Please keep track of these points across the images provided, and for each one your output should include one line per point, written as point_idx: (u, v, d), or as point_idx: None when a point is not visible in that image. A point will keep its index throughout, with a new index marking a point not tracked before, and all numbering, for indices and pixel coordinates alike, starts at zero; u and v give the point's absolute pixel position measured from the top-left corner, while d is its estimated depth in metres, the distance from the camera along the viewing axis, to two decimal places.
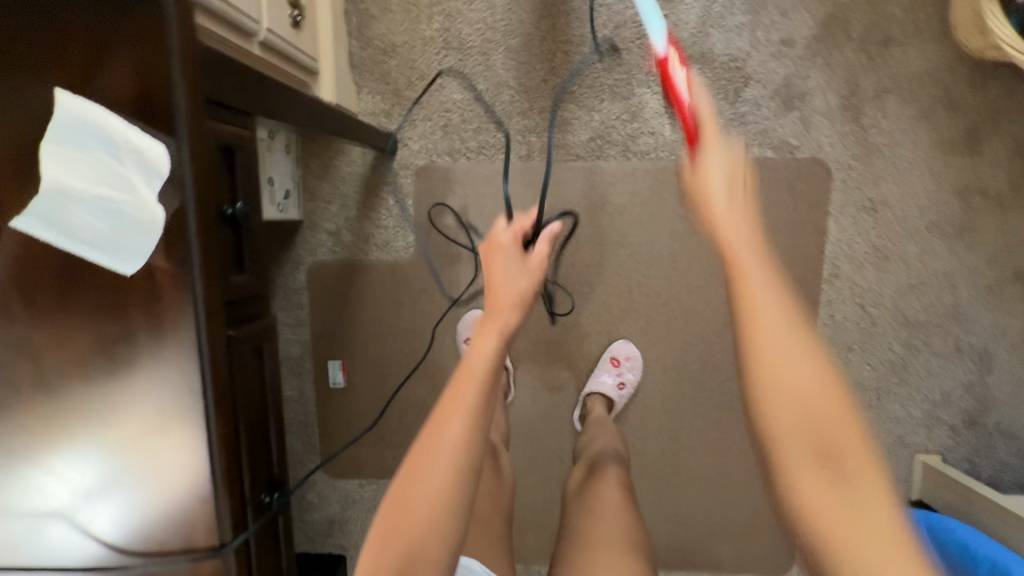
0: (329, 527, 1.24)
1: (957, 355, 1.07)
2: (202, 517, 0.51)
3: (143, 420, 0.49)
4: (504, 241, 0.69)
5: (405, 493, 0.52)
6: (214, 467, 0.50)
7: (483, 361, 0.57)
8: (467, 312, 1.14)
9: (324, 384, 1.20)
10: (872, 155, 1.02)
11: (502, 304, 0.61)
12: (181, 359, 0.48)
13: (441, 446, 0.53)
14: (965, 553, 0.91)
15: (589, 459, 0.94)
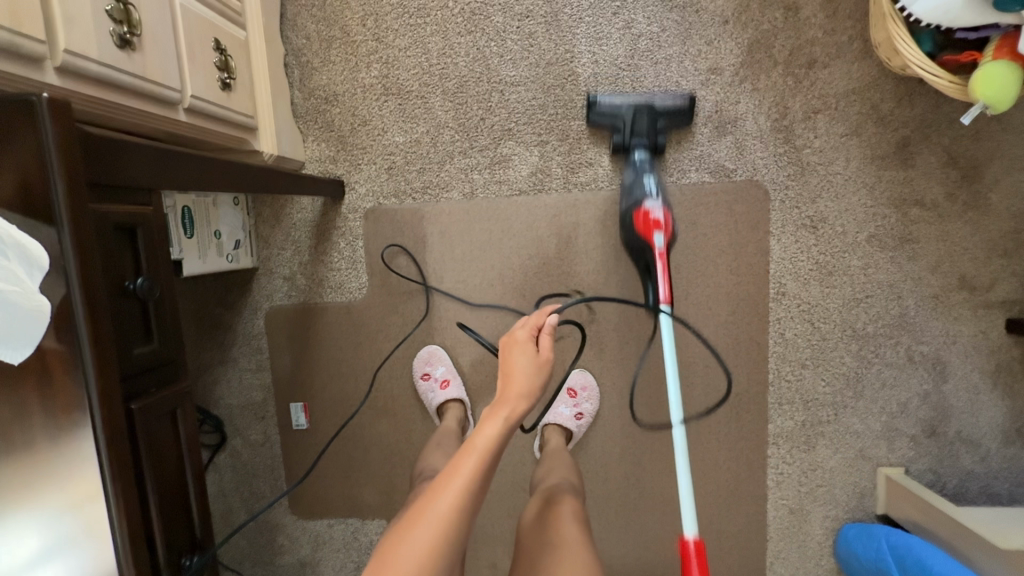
0: (302, 568, 1.26)
1: (910, 365, 1.07)
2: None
3: (50, 505, 0.52)
4: (520, 338, 0.72)
5: (392, 552, 0.57)
6: (116, 539, 0.52)
7: (484, 443, 0.63)
8: (423, 349, 1.15)
9: (288, 427, 1.21)
10: (806, 174, 1.03)
11: (511, 396, 0.67)
12: (78, 437, 0.50)
13: (431, 515, 0.59)
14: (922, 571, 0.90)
15: (543, 491, 0.90)
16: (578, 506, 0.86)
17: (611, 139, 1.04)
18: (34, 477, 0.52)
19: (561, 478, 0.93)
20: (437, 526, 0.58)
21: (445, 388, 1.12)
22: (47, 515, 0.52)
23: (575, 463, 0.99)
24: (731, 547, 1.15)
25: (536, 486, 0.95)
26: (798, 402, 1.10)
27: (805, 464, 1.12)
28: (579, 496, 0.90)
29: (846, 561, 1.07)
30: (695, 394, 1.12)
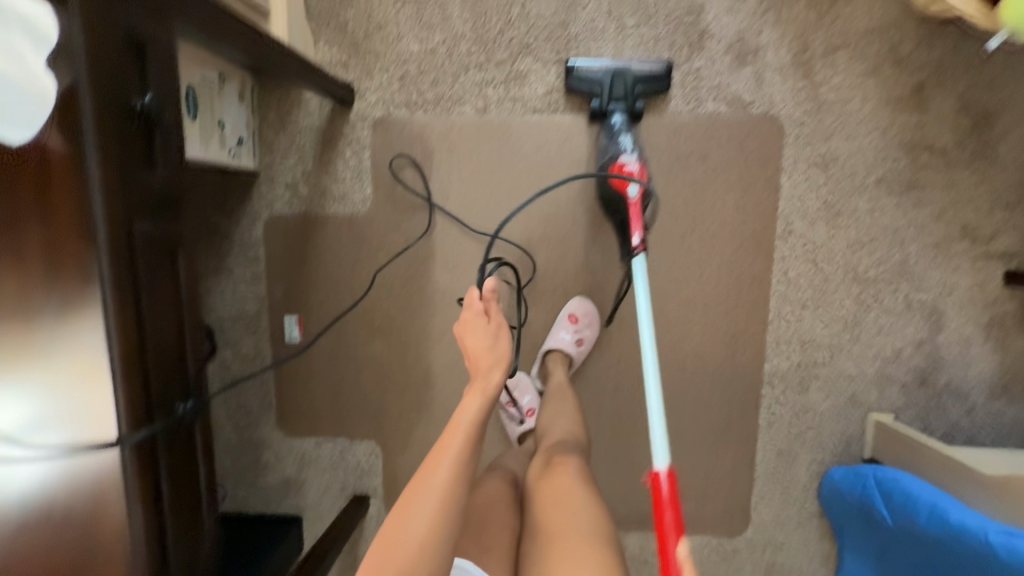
0: (285, 488, 1.24)
1: (908, 313, 1.07)
2: (104, 404, 0.51)
3: (46, 322, 0.50)
4: (473, 314, 0.77)
5: (400, 522, 0.63)
6: (112, 356, 0.50)
7: (469, 416, 0.70)
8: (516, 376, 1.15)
9: (280, 341, 1.19)
10: (823, 112, 1.02)
11: (483, 367, 0.74)
12: (77, 239, 0.48)
13: (430, 485, 0.65)
14: (908, 500, 0.92)
15: (546, 450, 0.89)
16: (582, 463, 0.85)
17: (589, 104, 1.04)
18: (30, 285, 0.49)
19: (566, 434, 0.91)
20: (436, 503, 0.64)
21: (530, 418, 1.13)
22: (39, 330, 0.50)
23: (578, 410, 0.97)
24: (717, 487, 1.16)
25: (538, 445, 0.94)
26: (794, 342, 1.10)
27: (796, 407, 1.12)
28: (582, 451, 0.88)
29: (835, 502, 1.09)
30: (696, 331, 1.11)
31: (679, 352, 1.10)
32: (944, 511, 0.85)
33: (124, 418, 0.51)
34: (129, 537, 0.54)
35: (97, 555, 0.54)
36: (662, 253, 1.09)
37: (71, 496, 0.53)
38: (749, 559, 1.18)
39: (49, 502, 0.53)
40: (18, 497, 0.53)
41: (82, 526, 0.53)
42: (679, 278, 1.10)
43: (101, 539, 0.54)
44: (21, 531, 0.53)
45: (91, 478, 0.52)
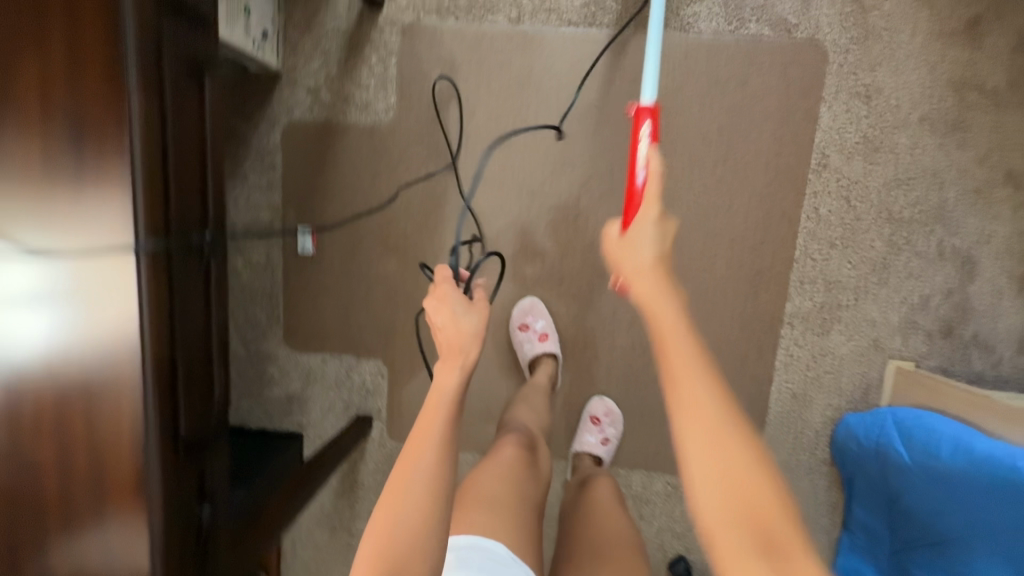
0: (288, 404, 1.22)
1: (939, 259, 1.04)
2: (120, 207, 0.53)
3: (70, 125, 0.52)
4: (445, 286, 0.66)
5: (387, 518, 0.58)
6: (133, 157, 0.52)
7: (445, 399, 0.62)
8: (524, 300, 1.13)
9: (293, 253, 1.16)
10: (870, 40, 0.99)
11: (459, 345, 0.63)
12: (104, 34, 0.50)
13: (413, 479, 0.59)
14: (928, 437, 0.91)
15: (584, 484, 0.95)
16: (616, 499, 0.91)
17: None
18: (49, 103, 0.52)
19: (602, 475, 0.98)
20: (421, 500, 0.58)
21: (544, 341, 1.10)
22: (57, 151, 0.53)
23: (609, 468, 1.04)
24: None
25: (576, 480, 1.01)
26: (819, 282, 1.08)
27: (815, 349, 1.10)
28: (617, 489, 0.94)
29: (846, 450, 1.06)
30: (719, 265, 1.08)
31: (703, 286, 1.09)
32: (969, 443, 0.85)
33: (141, 223, 0.53)
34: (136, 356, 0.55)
35: (108, 375, 0.56)
36: (691, 182, 1.06)
37: (85, 316, 0.56)
38: None
39: (65, 324, 0.56)
40: (36, 322, 0.56)
41: (100, 340, 0.56)
42: (706, 209, 1.07)
43: (113, 360, 0.56)
44: (38, 354, 0.57)
45: (109, 284, 0.54)
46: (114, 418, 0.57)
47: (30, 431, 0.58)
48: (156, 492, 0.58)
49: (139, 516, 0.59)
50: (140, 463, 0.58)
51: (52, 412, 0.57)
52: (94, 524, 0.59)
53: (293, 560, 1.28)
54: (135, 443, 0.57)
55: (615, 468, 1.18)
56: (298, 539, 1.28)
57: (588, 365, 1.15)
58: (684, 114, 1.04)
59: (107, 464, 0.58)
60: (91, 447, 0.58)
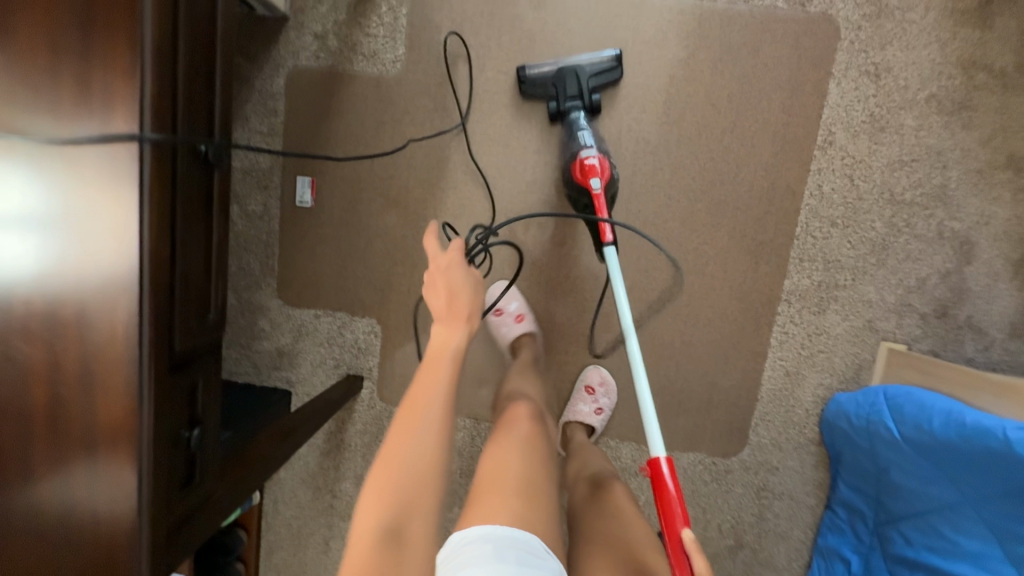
0: (278, 358, 1.20)
1: (938, 241, 1.05)
2: (125, 100, 0.53)
3: (76, 19, 0.53)
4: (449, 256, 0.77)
5: (400, 443, 0.60)
6: (144, 43, 0.52)
7: (453, 346, 0.70)
8: (495, 285, 1.14)
9: (290, 203, 1.14)
10: (883, 17, 1.00)
11: (464, 303, 0.74)
12: None
13: (427, 410, 0.63)
14: (921, 412, 0.91)
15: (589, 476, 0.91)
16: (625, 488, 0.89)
17: None
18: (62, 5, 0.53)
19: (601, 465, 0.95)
20: (436, 429, 0.62)
21: (519, 322, 1.11)
22: (67, 52, 0.53)
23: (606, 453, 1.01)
24: (720, 402, 1.14)
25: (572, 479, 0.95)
26: (818, 261, 1.08)
27: (810, 328, 1.10)
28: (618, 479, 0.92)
29: (836, 428, 1.07)
30: (720, 237, 1.08)
31: (703, 257, 1.09)
32: (961, 414, 0.85)
33: (147, 117, 0.53)
34: (133, 259, 0.55)
35: (104, 275, 0.56)
36: (696, 152, 1.06)
37: (85, 221, 0.56)
38: (740, 480, 1.15)
39: (64, 230, 0.56)
40: (38, 229, 0.57)
41: (97, 240, 0.56)
42: (711, 178, 1.07)
43: (111, 264, 0.55)
44: (38, 261, 0.57)
45: (110, 179, 0.54)
46: (107, 325, 0.56)
47: (26, 337, 0.58)
48: (145, 402, 0.58)
49: (127, 427, 0.58)
50: (130, 371, 0.57)
51: (47, 319, 0.58)
52: (84, 434, 0.60)
53: (276, 517, 1.27)
54: (127, 353, 0.57)
55: (605, 438, 1.18)
56: (282, 497, 1.27)
57: (585, 331, 1.15)
58: (693, 82, 1.04)
59: (98, 372, 0.58)
60: (83, 355, 0.58)
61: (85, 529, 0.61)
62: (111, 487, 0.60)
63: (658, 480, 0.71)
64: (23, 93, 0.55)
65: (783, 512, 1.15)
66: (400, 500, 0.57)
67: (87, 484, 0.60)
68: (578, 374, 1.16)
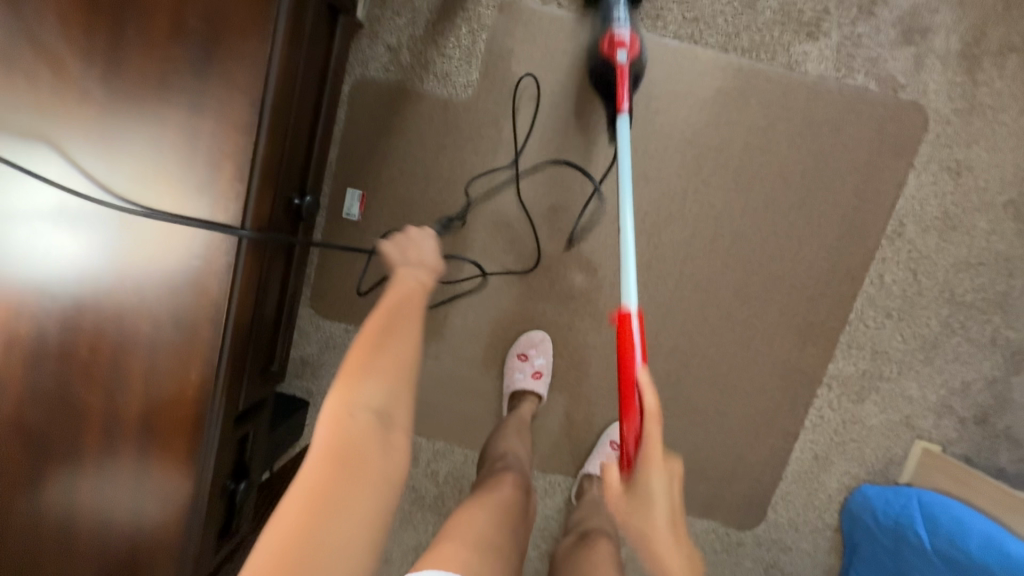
0: (300, 367, 1.17)
1: (990, 347, 1.03)
2: (231, 184, 0.57)
3: (191, 98, 0.56)
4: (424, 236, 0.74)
5: (382, 326, 0.61)
6: (259, 139, 0.57)
7: (426, 258, 0.71)
8: (533, 331, 1.11)
9: (337, 212, 1.09)
10: (974, 115, 0.97)
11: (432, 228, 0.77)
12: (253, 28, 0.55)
13: (407, 303, 0.64)
14: (958, 527, 0.89)
15: (582, 529, 0.91)
16: (613, 547, 0.85)
17: None
18: (180, 54, 0.55)
19: (602, 523, 0.92)
20: (418, 324, 0.63)
21: (536, 379, 1.09)
22: (180, 103, 0.56)
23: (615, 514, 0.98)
24: (743, 475, 1.11)
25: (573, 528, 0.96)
26: (866, 350, 1.06)
27: (846, 416, 1.08)
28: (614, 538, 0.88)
29: (858, 518, 1.06)
30: (770, 311, 1.06)
31: (750, 329, 1.07)
32: (1003, 541, 0.84)
33: (256, 175, 0.57)
34: (222, 298, 0.59)
35: (182, 335, 0.59)
36: (760, 222, 1.03)
37: (170, 255, 0.58)
38: (750, 554, 1.14)
39: (142, 276, 0.59)
40: (121, 253, 0.59)
41: (180, 303, 0.59)
42: (771, 251, 1.04)
43: (195, 302, 0.59)
44: (111, 288, 0.59)
45: (202, 250, 0.58)
46: (180, 372, 0.60)
47: (92, 358, 0.60)
48: (209, 441, 0.61)
49: (188, 454, 0.61)
50: (196, 415, 0.61)
51: (116, 342, 0.60)
52: (136, 460, 0.62)
53: None
54: (203, 386, 0.60)
55: None
56: None
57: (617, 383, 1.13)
58: (768, 151, 1.01)
59: (160, 422, 0.61)
60: (150, 382, 0.60)
61: (125, 542, 0.64)
62: (157, 526, 0.63)
63: (623, 327, 0.75)
64: (123, 151, 0.57)
65: None
66: (383, 379, 0.57)
67: (130, 509, 0.63)
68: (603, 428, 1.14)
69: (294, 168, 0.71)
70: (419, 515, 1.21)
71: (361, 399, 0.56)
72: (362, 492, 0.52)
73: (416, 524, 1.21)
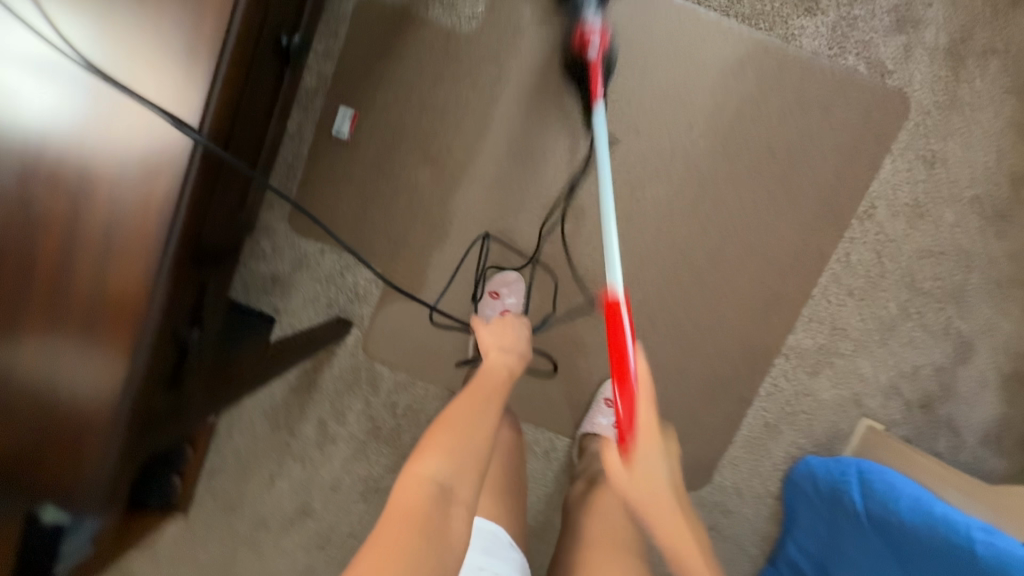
0: (270, 284, 1.16)
1: (942, 336, 1.08)
2: (216, 18, 0.60)
3: None
4: (512, 323, 0.94)
5: (459, 415, 0.72)
6: None
7: (504, 362, 0.84)
8: (496, 273, 1.12)
9: (327, 131, 1.10)
10: (953, 110, 1.02)
11: (513, 321, 0.94)
12: None
13: (485, 398, 0.76)
14: (890, 493, 0.92)
15: (589, 475, 0.98)
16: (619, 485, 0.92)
17: None
18: None
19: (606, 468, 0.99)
20: (491, 415, 0.73)
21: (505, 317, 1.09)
22: None
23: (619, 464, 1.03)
24: (694, 436, 1.14)
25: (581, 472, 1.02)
26: (826, 325, 1.09)
27: (800, 387, 1.11)
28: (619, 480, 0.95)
29: (800, 487, 1.09)
30: (739, 278, 1.09)
31: (718, 295, 1.09)
32: (930, 503, 0.87)
33: (240, 14, 0.60)
34: (184, 158, 0.60)
35: (147, 168, 0.60)
36: (740, 190, 1.06)
37: (144, 91, 0.59)
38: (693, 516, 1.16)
39: (113, 111, 0.59)
40: (83, 116, 0.59)
41: (150, 136, 0.60)
42: (747, 220, 1.07)
43: (165, 138, 0.60)
44: (79, 122, 0.59)
45: (178, 85, 0.60)
46: (139, 207, 0.60)
47: (38, 219, 0.59)
48: (160, 282, 0.60)
49: (135, 315, 0.60)
50: (152, 252, 0.60)
51: (68, 204, 0.59)
52: (80, 303, 0.60)
53: (225, 442, 1.23)
54: (160, 222, 0.60)
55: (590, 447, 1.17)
56: (237, 423, 1.23)
57: (584, 336, 1.15)
58: (757, 121, 1.04)
59: (114, 259, 0.60)
60: (104, 232, 0.59)
61: (60, 394, 0.60)
62: (95, 373, 0.60)
63: (614, 318, 0.73)
64: None
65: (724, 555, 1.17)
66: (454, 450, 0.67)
67: (70, 356, 0.60)
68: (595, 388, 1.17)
69: (271, 55, 0.74)
70: (373, 446, 1.22)
71: (432, 464, 0.65)
72: (436, 538, 0.60)
73: (369, 454, 1.22)
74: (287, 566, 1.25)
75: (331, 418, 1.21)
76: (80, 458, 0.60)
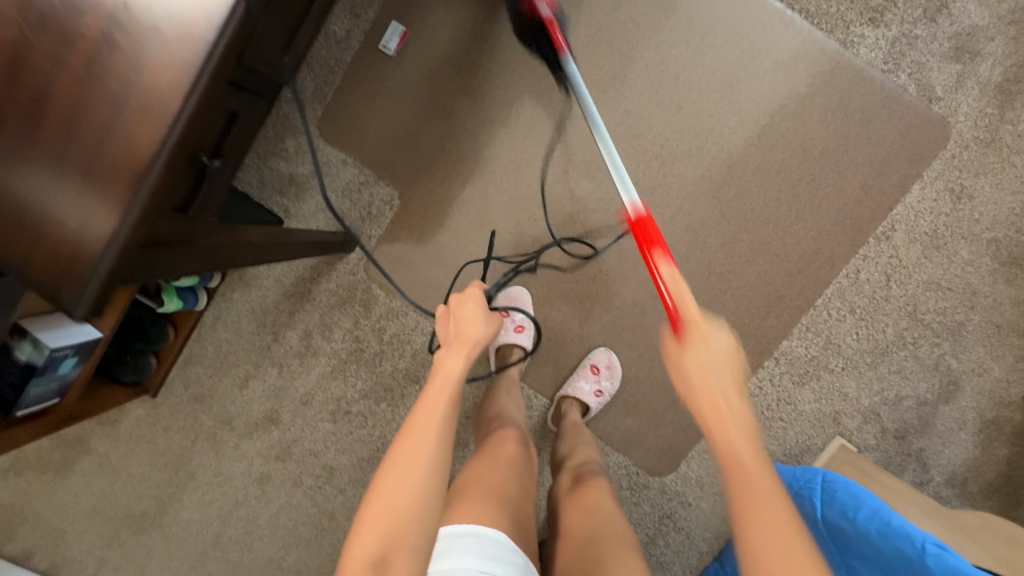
0: (286, 184, 1.15)
1: (931, 370, 1.08)
2: None
3: None
4: (462, 299, 0.79)
5: (388, 481, 0.58)
6: None
7: (447, 374, 0.68)
8: (511, 288, 1.14)
9: (374, 42, 1.10)
10: (991, 147, 1.03)
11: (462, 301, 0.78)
12: None
13: (420, 438, 0.60)
14: (851, 501, 0.92)
15: (573, 468, 0.93)
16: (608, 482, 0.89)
17: None
18: None
19: (589, 456, 0.97)
20: (425, 465, 0.58)
21: (518, 333, 1.12)
22: None
23: (597, 443, 1.02)
24: (668, 419, 1.15)
25: (560, 462, 0.98)
26: (821, 337, 1.10)
27: (783, 394, 1.11)
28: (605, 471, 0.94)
29: None
30: (748, 272, 1.09)
31: (724, 284, 1.09)
32: (886, 515, 0.86)
33: None
34: (212, 29, 0.53)
35: (189, 2, 0.53)
36: (767, 184, 1.06)
37: None
38: (652, 499, 1.16)
39: None
40: None
41: None
42: (767, 215, 1.07)
43: None
44: None
45: None
46: (174, 41, 0.53)
47: (64, 43, 0.53)
48: (180, 121, 0.54)
49: (132, 175, 0.54)
50: (178, 90, 0.53)
51: (75, 39, 0.53)
52: (91, 137, 0.54)
53: (208, 332, 1.23)
54: (191, 57, 0.53)
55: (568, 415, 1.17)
56: (223, 317, 1.23)
57: (583, 298, 1.14)
58: (799, 119, 1.04)
59: (138, 92, 0.53)
60: (130, 62, 0.53)
61: (55, 225, 0.55)
62: (96, 210, 0.54)
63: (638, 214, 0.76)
64: None
65: (674, 545, 1.16)
66: (381, 533, 0.55)
67: (72, 191, 0.54)
68: (584, 354, 1.15)
69: None
70: (352, 367, 1.21)
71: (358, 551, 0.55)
72: None
73: (347, 375, 1.21)
74: (242, 469, 1.24)
75: (319, 330, 1.21)
76: (69, 289, 0.55)
